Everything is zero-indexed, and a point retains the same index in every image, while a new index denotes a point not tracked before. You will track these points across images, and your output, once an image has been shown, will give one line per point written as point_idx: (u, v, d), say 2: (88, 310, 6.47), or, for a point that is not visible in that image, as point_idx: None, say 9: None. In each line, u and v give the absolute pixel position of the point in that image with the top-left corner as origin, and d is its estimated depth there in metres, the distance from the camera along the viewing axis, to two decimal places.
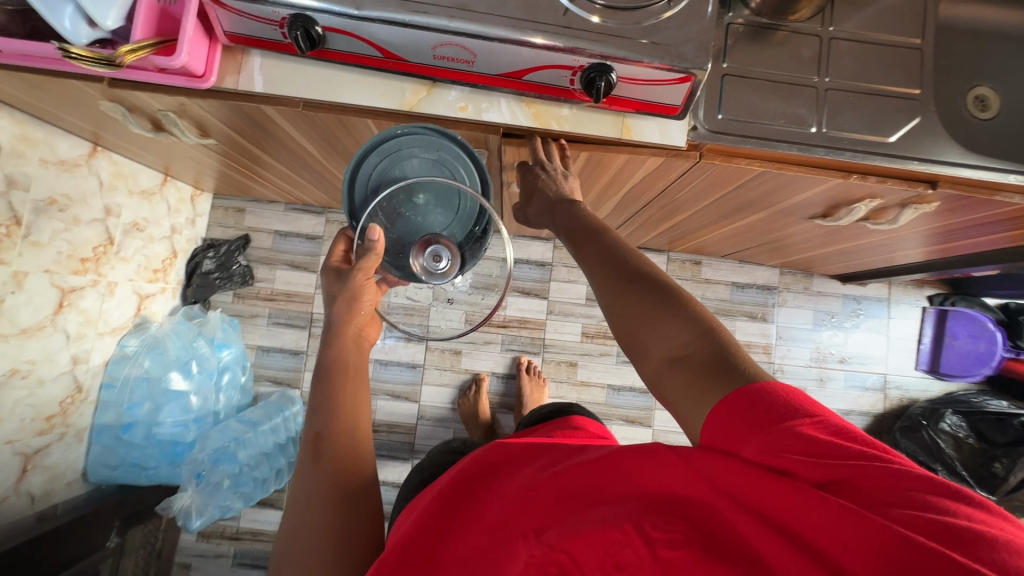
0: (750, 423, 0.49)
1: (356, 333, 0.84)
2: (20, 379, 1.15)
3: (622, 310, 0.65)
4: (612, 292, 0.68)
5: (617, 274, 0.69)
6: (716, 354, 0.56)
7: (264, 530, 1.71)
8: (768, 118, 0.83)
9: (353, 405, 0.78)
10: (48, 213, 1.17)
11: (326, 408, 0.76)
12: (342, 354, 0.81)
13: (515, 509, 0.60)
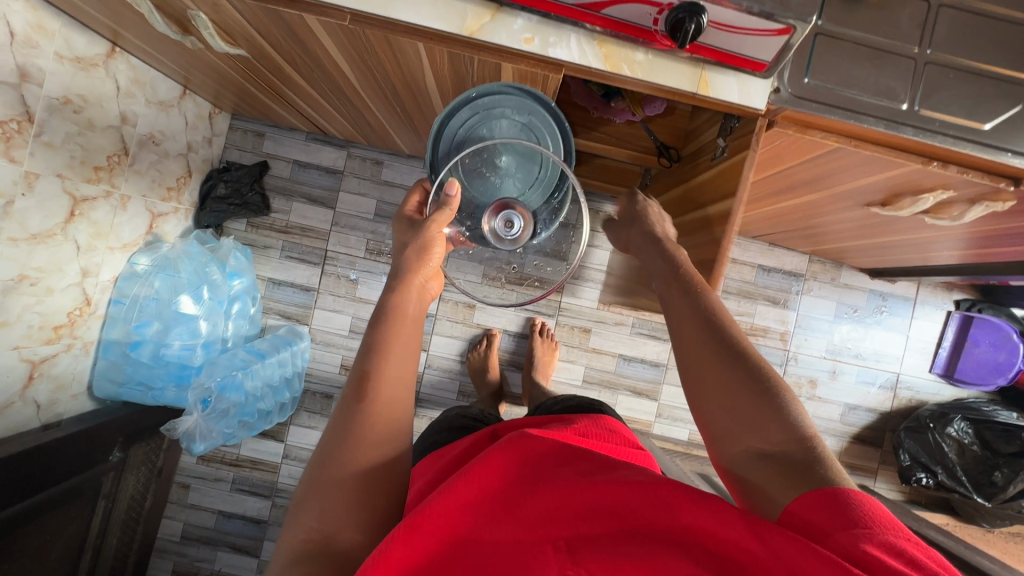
0: (830, 525, 0.51)
1: (420, 285, 0.83)
2: (28, 285, 1.11)
3: (719, 384, 0.67)
4: (709, 363, 0.69)
5: (714, 345, 0.70)
6: (810, 462, 0.58)
7: (264, 460, 1.73)
8: (858, 88, 0.77)
9: (405, 352, 0.76)
10: (61, 113, 1.10)
11: (376, 351, 0.74)
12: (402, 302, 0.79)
13: (557, 518, 0.57)
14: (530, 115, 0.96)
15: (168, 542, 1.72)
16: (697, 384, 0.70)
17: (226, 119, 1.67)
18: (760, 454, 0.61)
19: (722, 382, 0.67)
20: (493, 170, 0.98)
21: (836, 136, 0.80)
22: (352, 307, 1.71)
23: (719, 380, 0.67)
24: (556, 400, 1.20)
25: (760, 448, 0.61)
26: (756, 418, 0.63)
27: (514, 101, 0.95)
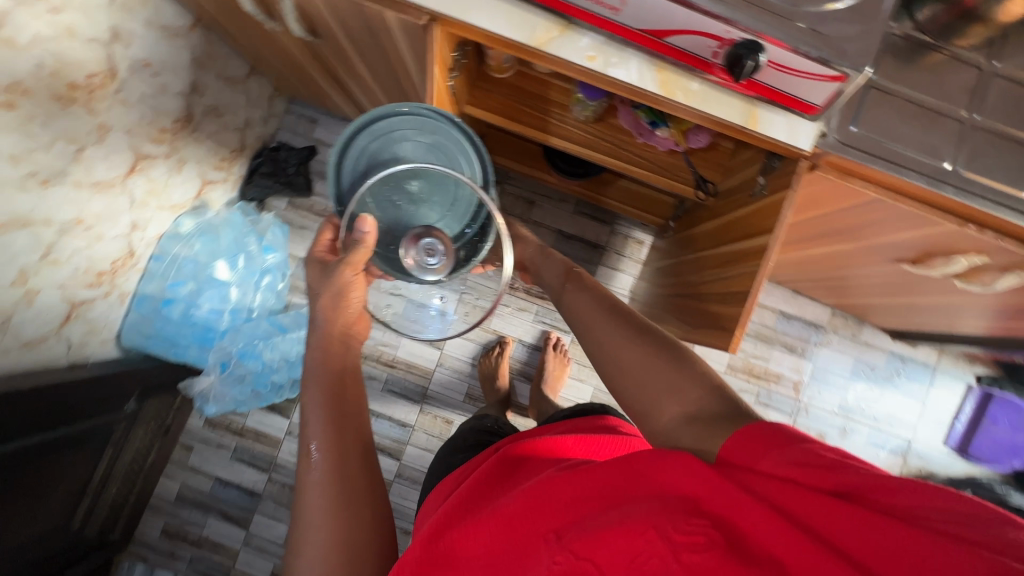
0: (762, 444, 0.53)
1: (343, 332, 0.92)
2: (83, 230, 1.17)
3: (630, 361, 0.74)
4: (619, 346, 0.77)
5: (613, 322, 0.81)
6: (727, 409, 0.62)
7: (268, 433, 1.76)
8: (904, 142, 0.79)
9: (337, 388, 0.86)
10: (140, 75, 1.17)
11: (319, 411, 0.82)
12: (331, 353, 0.89)
13: (533, 508, 0.62)
14: (434, 143, 1.02)
15: (162, 501, 1.75)
16: (620, 372, 0.75)
17: (284, 102, 1.75)
18: (688, 418, 0.64)
19: (630, 359, 0.74)
20: (406, 198, 0.99)
21: (873, 186, 0.83)
22: None
23: (630, 358, 0.74)
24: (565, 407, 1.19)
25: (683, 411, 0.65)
26: (666, 379, 0.69)
27: (410, 123, 1.00)
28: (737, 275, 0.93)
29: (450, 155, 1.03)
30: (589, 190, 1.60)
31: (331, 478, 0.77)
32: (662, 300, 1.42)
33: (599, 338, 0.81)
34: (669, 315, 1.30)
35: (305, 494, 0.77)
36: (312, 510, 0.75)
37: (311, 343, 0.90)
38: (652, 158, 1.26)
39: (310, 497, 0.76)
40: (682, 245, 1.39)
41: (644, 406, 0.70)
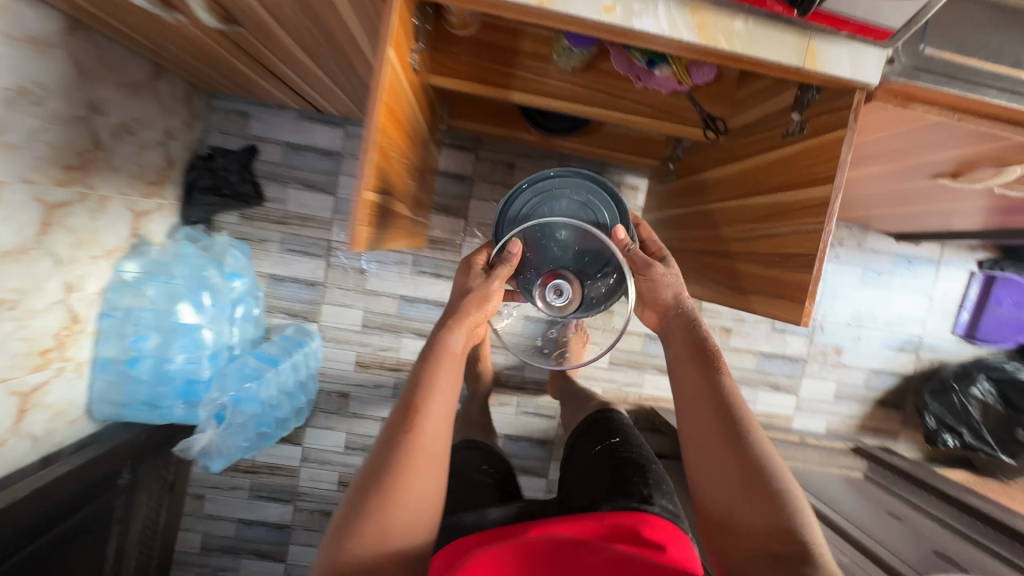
0: None
1: (471, 328, 0.90)
2: (7, 310, 0.97)
3: (725, 473, 0.77)
4: (722, 444, 0.79)
5: (725, 433, 0.80)
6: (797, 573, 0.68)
7: (282, 464, 1.65)
8: (977, 54, 0.67)
9: (447, 387, 0.82)
10: (21, 107, 0.93)
11: (431, 388, 0.80)
12: (453, 342, 0.87)
13: None
14: (594, 206, 1.04)
15: (187, 554, 1.65)
16: (710, 456, 0.80)
17: (205, 98, 1.49)
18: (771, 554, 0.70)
19: (728, 473, 0.77)
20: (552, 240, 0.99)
21: (939, 109, 0.72)
22: (363, 300, 1.61)
23: (728, 470, 0.77)
24: (591, 425, 1.07)
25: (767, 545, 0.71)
26: (772, 521, 0.72)
27: (577, 187, 1.05)
28: (784, 233, 0.83)
29: (597, 211, 1.04)
30: (576, 144, 1.43)
31: (423, 466, 0.75)
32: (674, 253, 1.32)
33: (697, 426, 0.83)
34: (692, 271, 1.21)
35: (390, 473, 0.73)
36: (392, 494, 0.71)
37: (447, 323, 0.87)
38: (653, 102, 1.11)
39: (395, 478, 0.73)
40: (689, 190, 1.27)
41: (723, 521, 0.76)
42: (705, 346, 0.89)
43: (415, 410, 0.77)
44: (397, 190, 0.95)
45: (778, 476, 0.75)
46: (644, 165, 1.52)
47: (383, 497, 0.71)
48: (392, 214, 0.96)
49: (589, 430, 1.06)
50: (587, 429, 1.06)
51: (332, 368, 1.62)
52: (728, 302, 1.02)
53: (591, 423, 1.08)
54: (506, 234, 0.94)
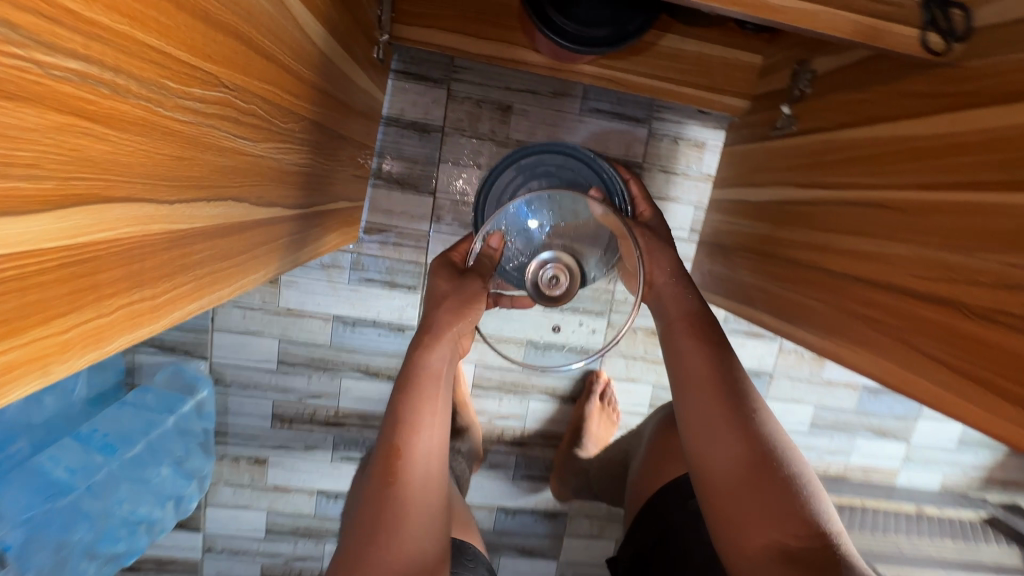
0: None
1: (452, 337, 0.69)
2: None
3: (726, 455, 0.62)
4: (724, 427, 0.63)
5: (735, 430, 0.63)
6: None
7: (175, 557, 1.13)
8: None
9: (420, 412, 0.65)
10: None
11: (395, 423, 0.65)
12: (431, 361, 0.67)
13: None
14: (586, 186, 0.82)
15: None
16: (706, 434, 0.65)
17: None
18: (782, 555, 0.55)
19: (730, 459, 0.62)
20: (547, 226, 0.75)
21: None
22: (277, 324, 1.04)
23: (729, 455, 0.62)
24: (651, 510, 0.82)
25: (781, 543, 0.56)
26: (773, 506, 0.58)
27: (560, 159, 0.83)
28: None
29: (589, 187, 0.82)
30: (622, 68, 0.89)
31: (412, 524, 0.61)
32: (777, 262, 0.77)
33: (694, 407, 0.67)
34: (829, 312, 0.64)
35: (365, 534, 0.60)
36: (364, 560, 0.58)
37: (418, 342, 0.68)
38: None
39: (375, 540, 0.59)
40: (823, 155, 0.70)
41: (727, 522, 0.60)
42: (704, 324, 0.71)
43: (399, 452, 0.63)
44: (150, 180, 0.30)
45: (785, 455, 0.62)
46: (732, 108, 0.94)
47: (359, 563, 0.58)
48: (149, 244, 0.32)
49: (661, 521, 0.80)
50: (658, 523, 0.80)
51: (237, 425, 1.07)
52: (965, 422, 0.46)
53: (654, 505, 0.82)
54: (484, 226, 0.71)
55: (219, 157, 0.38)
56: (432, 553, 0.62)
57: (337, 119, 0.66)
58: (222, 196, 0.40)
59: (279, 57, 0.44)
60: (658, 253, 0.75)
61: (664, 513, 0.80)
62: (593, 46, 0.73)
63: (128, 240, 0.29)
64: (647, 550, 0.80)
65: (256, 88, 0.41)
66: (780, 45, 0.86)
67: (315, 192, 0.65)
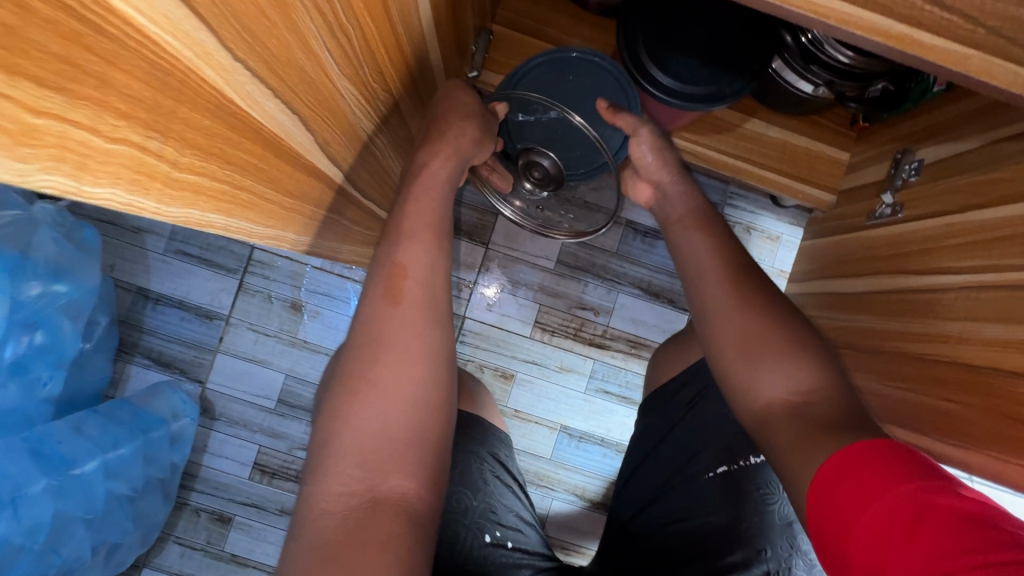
0: (854, 494, 0.38)
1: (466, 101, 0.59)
2: None
3: None
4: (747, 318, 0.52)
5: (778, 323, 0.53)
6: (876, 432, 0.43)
7: None
8: None
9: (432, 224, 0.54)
10: None
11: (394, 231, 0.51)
12: None
13: None
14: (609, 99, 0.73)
15: None
16: (740, 347, 0.51)
17: None
18: (788, 411, 0.47)
19: (774, 343, 0.51)
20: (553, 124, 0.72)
21: None
22: (288, 357, 0.93)
23: None
24: (669, 394, 0.73)
25: (788, 400, 0.47)
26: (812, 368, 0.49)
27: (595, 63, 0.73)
28: None
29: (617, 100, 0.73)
30: (702, 144, 0.86)
31: (415, 360, 0.47)
32: (880, 357, 0.66)
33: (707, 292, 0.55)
34: (979, 418, 0.51)
35: (362, 356, 0.47)
36: (366, 384, 0.46)
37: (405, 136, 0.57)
38: (986, 11, 0.44)
39: (372, 355, 0.47)
40: (943, 239, 0.62)
41: (738, 380, 0.51)
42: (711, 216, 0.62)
43: (406, 269, 0.49)
44: (219, 5, 0.23)
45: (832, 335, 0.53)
46: (818, 202, 0.88)
47: (350, 401, 0.46)
48: (192, 86, 0.24)
49: (680, 405, 0.71)
50: (674, 411, 0.72)
51: (209, 470, 0.92)
52: None
53: (675, 389, 0.73)
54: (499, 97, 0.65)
55: (300, 56, 0.32)
56: (444, 367, 0.49)
57: (413, 125, 0.62)
58: (289, 107, 0.33)
59: (389, 2, 0.40)
60: (661, 142, 0.67)
61: (687, 389, 0.71)
62: (684, 104, 0.72)
63: (166, 59, 0.22)
64: (655, 433, 0.73)
65: (359, 11, 0.36)
66: (873, 140, 0.82)
67: (373, 188, 0.59)
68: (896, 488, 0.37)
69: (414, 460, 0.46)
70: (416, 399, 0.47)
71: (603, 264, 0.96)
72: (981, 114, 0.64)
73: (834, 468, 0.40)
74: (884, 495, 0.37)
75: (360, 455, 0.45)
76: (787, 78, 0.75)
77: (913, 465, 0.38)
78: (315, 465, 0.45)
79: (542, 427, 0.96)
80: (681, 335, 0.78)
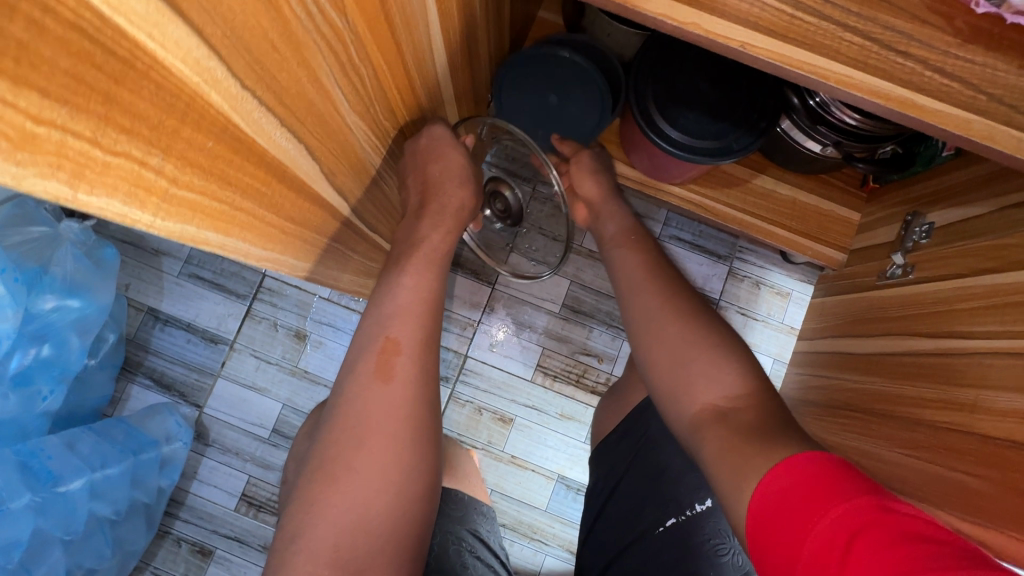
0: (792, 511, 0.37)
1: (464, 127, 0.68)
2: None
3: None
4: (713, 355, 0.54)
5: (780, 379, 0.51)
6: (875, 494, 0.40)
7: None
8: None
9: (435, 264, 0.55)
10: None
11: (397, 275, 0.53)
12: None
13: None
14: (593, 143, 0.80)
15: None
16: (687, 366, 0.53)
17: None
18: (716, 416, 0.48)
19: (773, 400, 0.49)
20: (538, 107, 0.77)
21: None
22: (287, 386, 0.93)
23: None
24: (611, 446, 0.71)
25: (716, 405, 0.49)
26: None
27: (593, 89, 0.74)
28: None
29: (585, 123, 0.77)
30: (710, 198, 0.87)
31: (398, 448, 0.47)
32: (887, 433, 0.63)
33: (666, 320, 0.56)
34: (997, 494, 0.47)
35: (346, 438, 0.46)
36: (346, 470, 0.45)
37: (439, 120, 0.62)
38: (985, 79, 0.44)
39: (356, 443, 0.46)
40: (956, 302, 0.60)
41: None
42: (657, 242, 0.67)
43: (399, 347, 0.49)
44: (231, 37, 0.25)
45: None
46: (829, 259, 0.87)
47: (330, 492, 0.45)
48: (197, 108, 0.25)
49: (622, 458, 0.70)
50: (617, 463, 0.70)
51: (196, 499, 0.90)
52: None
53: (616, 440, 0.71)
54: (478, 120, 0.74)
55: (310, 90, 0.33)
56: (425, 456, 0.49)
57: None
58: (295, 135, 0.34)
59: (403, 46, 0.42)
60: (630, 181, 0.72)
61: (627, 440, 0.70)
62: (694, 156, 0.73)
63: (172, 81, 0.23)
64: (605, 486, 0.70)
65: (371, 53, 0.38)
66: (883, 201, 0.82)
67: (379, 220, 0.60)
68: (839, 502, 0.36)
69: (389, 558, 0.46)
70: (397, 492, 0.47)
71: (608, 310, 0.96)
72: (992, 180, 0.64)
73: (778, 481, 0.39)
74: (827, 511, 0.35)
75: (334, 553, 0.44)
76: (796, 137, 0.76)
77: (853, 479, 0.37)
78: (283, 559, 0.44)
79: (539, 477, 0.92)
80: (618, 386, 0.77)
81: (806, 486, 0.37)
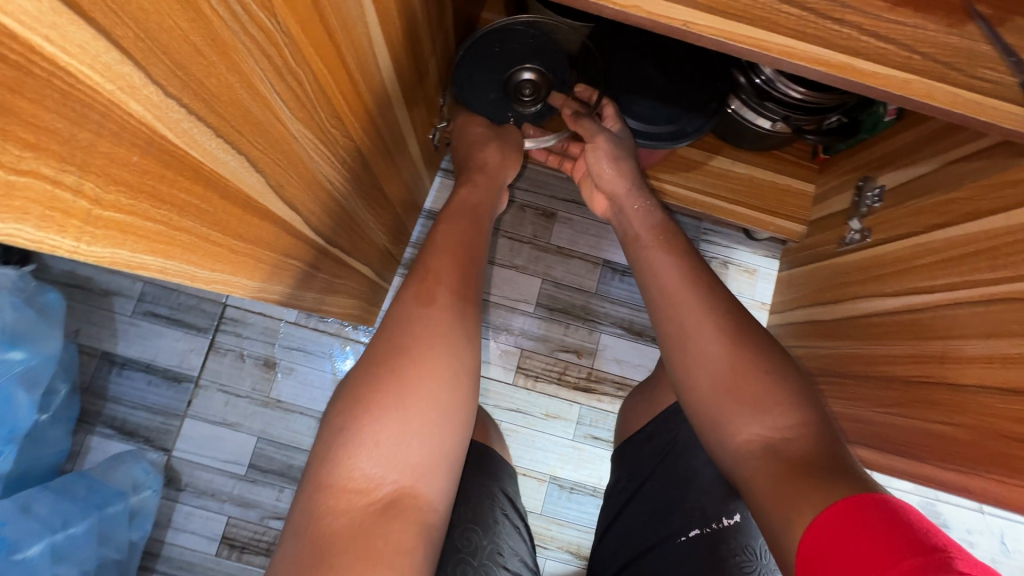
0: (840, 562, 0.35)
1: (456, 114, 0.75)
2: None
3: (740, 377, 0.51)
4: (695, 340, 0.54)
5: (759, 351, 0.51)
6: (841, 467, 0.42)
7: None
8: None
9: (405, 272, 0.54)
10: None
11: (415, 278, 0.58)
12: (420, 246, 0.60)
13: None
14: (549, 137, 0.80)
15: None
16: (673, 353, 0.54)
17: None
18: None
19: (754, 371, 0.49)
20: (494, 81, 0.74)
21: None
22: (260, 419, 0.89)
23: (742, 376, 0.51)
24: (638, 446, 0.74)
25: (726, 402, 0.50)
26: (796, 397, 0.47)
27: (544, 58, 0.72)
28: None
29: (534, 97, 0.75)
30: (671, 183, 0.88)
31: (437, 364, 0.52)
32: (859, 343, 0.68)
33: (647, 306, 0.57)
34: (976, 439, 0.48)
35: (391, 350, 0.52)
36: (393, 377, 0.50)
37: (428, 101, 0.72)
38: (918, 40, 0.46)
39: (397, 356, 0.51)
40: (913, 259, 0.62)
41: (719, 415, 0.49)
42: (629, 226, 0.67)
43: (437, 280, 0.58)
44: (145, 40, 0.23)
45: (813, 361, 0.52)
46: (789, 233, 0.89)
47: (377, 393, 0.49)
48: (115, 119, 0.23)
49: (650, 460, 0.71)
50: (644, 464, 0.72)
51: (173, 548, 0.85)
52: None
53: (644, 440, 0.74)
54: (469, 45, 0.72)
55: (245, 96, 0.32)
56: (462, 379, 0.53)
57: (381, 171, 0.62)
58: (234, 146, 0.32)
59: (343, 48, 0.41)
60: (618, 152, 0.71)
61: (655, 443, 0.72)
62: (651, 142, 0.75)
63: (79, 90, 0.21)
64: (636, 481, 0.71)
65: (309, 56, 0.37)
66: (835, 170, 0.84)
67: (342, 235, 0.57)
68: (909, 556, 0.33)
69: (426, 463, 0.49)
70: (433, 404, 0.50)
71: (583, 304, 0.95)
72: (934, 138, 0.66)
73: (839, 522, 0.37)
74: (894, 563, 0.33)
75: (375, 451, 0.47)
76: (746, 115, 0.76)
77: (934, 539, 0.33)
78: (326, 455, 0.48)
79: (531, 480, 0.91)
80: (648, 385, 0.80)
81: (870, 534, 0.35)
